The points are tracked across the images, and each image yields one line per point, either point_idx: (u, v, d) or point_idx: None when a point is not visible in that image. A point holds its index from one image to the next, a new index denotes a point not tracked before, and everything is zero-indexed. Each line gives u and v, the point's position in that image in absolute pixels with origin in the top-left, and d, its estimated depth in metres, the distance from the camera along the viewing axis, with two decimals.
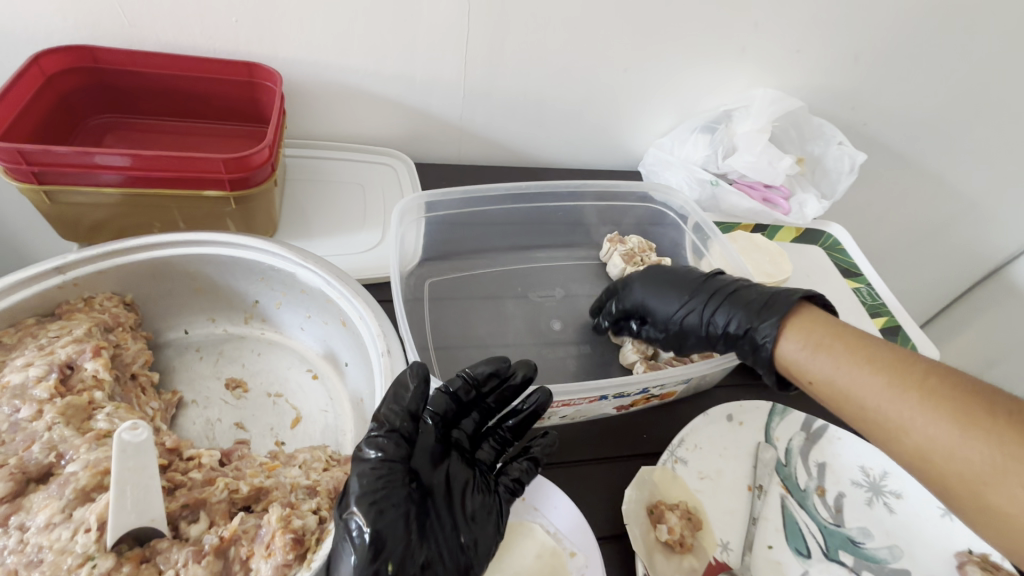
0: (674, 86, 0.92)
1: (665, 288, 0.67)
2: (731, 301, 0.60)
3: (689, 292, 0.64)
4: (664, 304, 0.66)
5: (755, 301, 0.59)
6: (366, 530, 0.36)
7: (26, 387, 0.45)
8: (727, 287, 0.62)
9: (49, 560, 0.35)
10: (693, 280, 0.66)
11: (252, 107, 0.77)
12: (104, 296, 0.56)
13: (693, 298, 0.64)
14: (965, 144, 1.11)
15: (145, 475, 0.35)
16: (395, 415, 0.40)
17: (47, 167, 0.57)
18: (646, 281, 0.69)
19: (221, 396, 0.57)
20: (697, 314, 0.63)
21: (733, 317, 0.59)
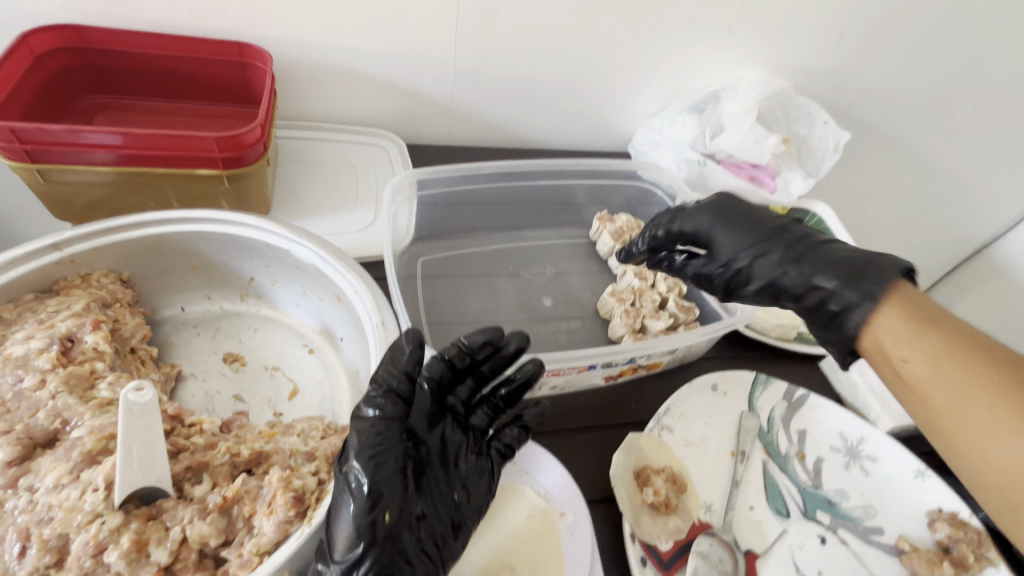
0: (663, 67, 0.93)
1: (738, 226, 0.58)
2: (818, 258, 0.53)
3: (765, 237, 0.57)
4: (738, 243, 0.57)
5: (853, 266, 0.51)
6: (365, 481, 0.38)
7: (29, 358, 0.46)
8: (814, 241, 0.55)
9: (59, 517, 0.36)
10: (770, 225, 0.58)
11: (242, 87, 0.77)
12: (101, 273, 0.57)
13: (771, 242, 0.56)
14: (947, 124, 1.13)
15: (150, 435, 0.36)
16: (393, 376, 0.43)
17: (40, 145, 0.58)
18: (719, 213, 0.60)
19: (219, 370, 0.59)
20: (771, 261, 0.55)
21: (821, 270, 0.52)
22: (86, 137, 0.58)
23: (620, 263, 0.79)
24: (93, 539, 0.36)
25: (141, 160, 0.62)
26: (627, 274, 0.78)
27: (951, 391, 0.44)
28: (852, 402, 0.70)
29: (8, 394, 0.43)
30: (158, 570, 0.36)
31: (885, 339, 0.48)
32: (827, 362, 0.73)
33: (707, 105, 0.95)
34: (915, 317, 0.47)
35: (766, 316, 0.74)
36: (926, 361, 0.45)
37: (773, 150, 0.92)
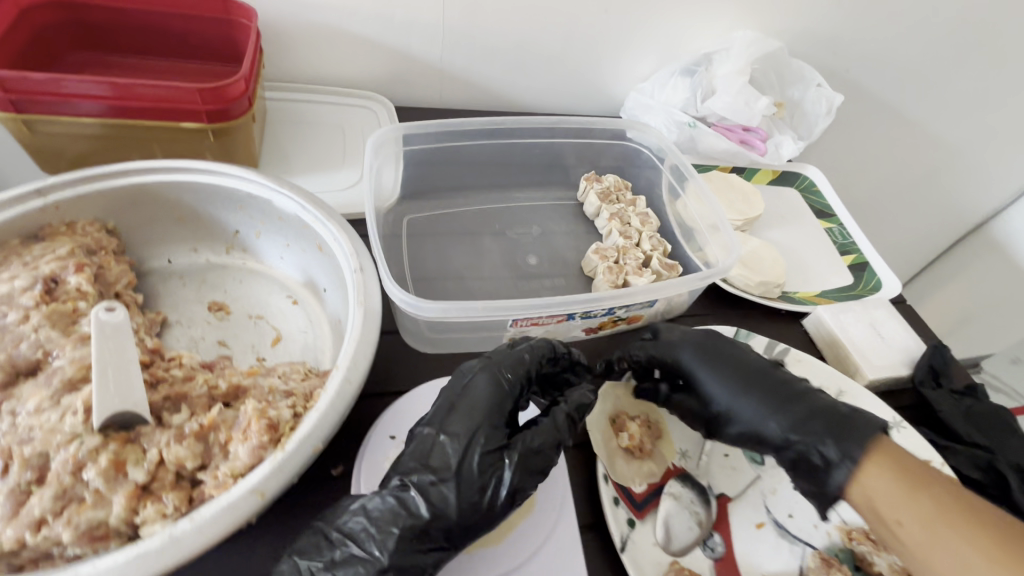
0: (654, 29, 0.90)
1: (720, 365, 0.57)
2: (801, 411, 0.53)
3: (747, 363, 0.57)
4: (719, 377, 0.57)
5: (835, 425, 0.51)
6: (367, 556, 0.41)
7: (13, 296, 0.47)
8: (806, 401, 0.53)
9: (40, 437, 0.38)
10: (754, 369, 0.56)
11: (226, 47, 0.75)
12: (86, 222, 0.58)
13: (752, 382, 0.56)
14: (949, 93, 1.08)
15: (124, 360, 0.40)
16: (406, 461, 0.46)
17: (26, 95, 0.58)
18: (701, 351, 0.58)
19: (204, 318, 0.60)
20: (755, 409, 0.54)
21: (799, 442, 0.52)
22: (71, 86, 0.59)
23: (605, 223, 0.79)
24: (72, 458, 0.37)
25: (127, 112, 0.62)
26: (612, 233, 0.78)
27: (920, 517, 0.44)
28: (832, 358, 0.70)
29: None
30: (135, 488, 0.38)
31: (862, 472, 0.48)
32: (809, 320, 0.74)
33: (700, 68, 0.92)
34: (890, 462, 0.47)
35: (748, 274, 0.74)
36: (894, 481, 0.46)
37: (764, 113, 0.90)
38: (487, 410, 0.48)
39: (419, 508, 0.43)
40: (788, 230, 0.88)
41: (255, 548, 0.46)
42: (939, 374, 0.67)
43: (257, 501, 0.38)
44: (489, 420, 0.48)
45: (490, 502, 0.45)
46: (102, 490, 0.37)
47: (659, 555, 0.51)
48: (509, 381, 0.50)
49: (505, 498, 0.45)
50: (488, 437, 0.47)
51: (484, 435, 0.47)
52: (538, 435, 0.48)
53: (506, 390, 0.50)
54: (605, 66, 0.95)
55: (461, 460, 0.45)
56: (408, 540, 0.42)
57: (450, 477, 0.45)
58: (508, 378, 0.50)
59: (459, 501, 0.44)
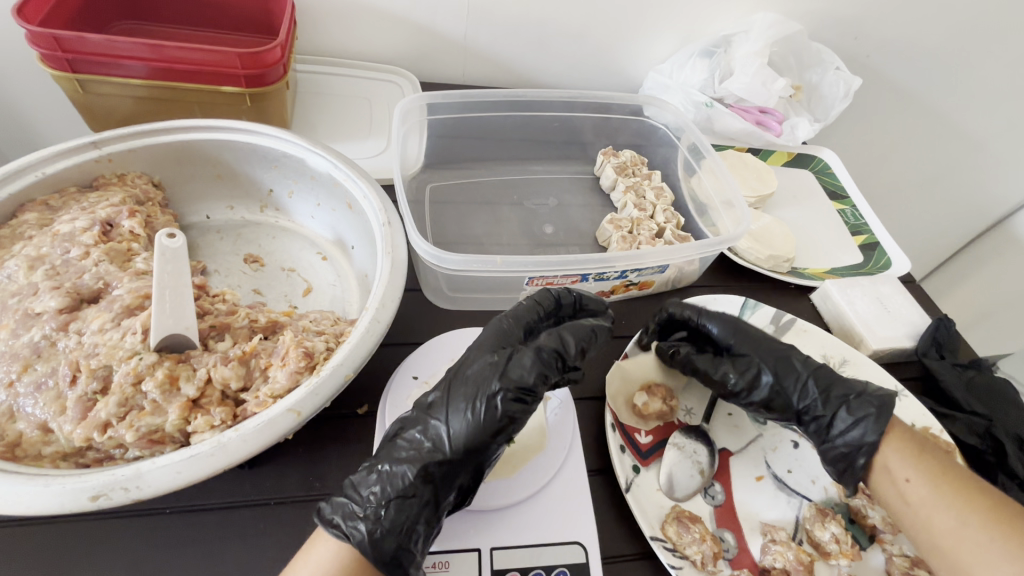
0: (676, 10, 0.91)
1: (748, 339, 0.61)
2: (829, 376, 0.58)
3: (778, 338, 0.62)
4: (757, 347, 0.61)
5: (857, 388, 0.56)
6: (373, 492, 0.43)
7: (74, 235, 0.51)
8: (826, 373, 0.58)
9: (104, 351, 0.42)
10: (776, 346, 0.61)
11: (263, 18, 0.77)
12: (135, 174, 0.62)
13: (786, 353, 0.60)
14: (976, 84, 1.05)
15: (180, 283, 0.44)
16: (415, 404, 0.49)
17: (81, 55, 0.62)
18: (727, 323, 0.63)
19: (241, 268, 0.64)
20: (795, 374, 0.58)
21: (836, 401, 0.56)
22: (123, 48, 0.62)
23: (620, 196, 0.82)
24: (132, 371, 0.41)
25: (168, 73, 0.66)
26: (627, 205, 0.80)
27: (950, 517, 0.48)
28: (838, 329, 0.72)
29: (58, 261, 0.49)
30: (187, 401, 0.42)
31: (891, 458, 0.53)
32: (816, 293, 0.76)
33: (719, 49, 0.93)
34: (919, 449, 0.52)
35: (758, 247, 0.76)
36: (927, 483, 0.50)
37: (780, 94, 0.92)
38: (483, 343, 0.50)
39: (416, 425, 0.46)
40: (801, 210, 0.89)
41: (287, 472, 0.50)
42: (942, 347, 0.69)
43: (294, 419, 0.42)
44: (481, 350, 0.49)
45: (477, 416, 0.45)
46: (159, 400, 0.41)
47: (662, 498, 0.54)
48: (510, 322, 0.52)
49: (492, 413, 0.45)
50: (481, 360, 0.48)
51: (473, 361, 0.48)
52: (522, 351, 0.48)
53: (501, 329, 0.52)
54: (626, 49, 0.96)
55: (453, 384, 0.47)
56: (406, 453, 0.45)
57: (443, 396, 0.47)
58: (508, 320, 0.52)
59: (449, 417, 0.45)
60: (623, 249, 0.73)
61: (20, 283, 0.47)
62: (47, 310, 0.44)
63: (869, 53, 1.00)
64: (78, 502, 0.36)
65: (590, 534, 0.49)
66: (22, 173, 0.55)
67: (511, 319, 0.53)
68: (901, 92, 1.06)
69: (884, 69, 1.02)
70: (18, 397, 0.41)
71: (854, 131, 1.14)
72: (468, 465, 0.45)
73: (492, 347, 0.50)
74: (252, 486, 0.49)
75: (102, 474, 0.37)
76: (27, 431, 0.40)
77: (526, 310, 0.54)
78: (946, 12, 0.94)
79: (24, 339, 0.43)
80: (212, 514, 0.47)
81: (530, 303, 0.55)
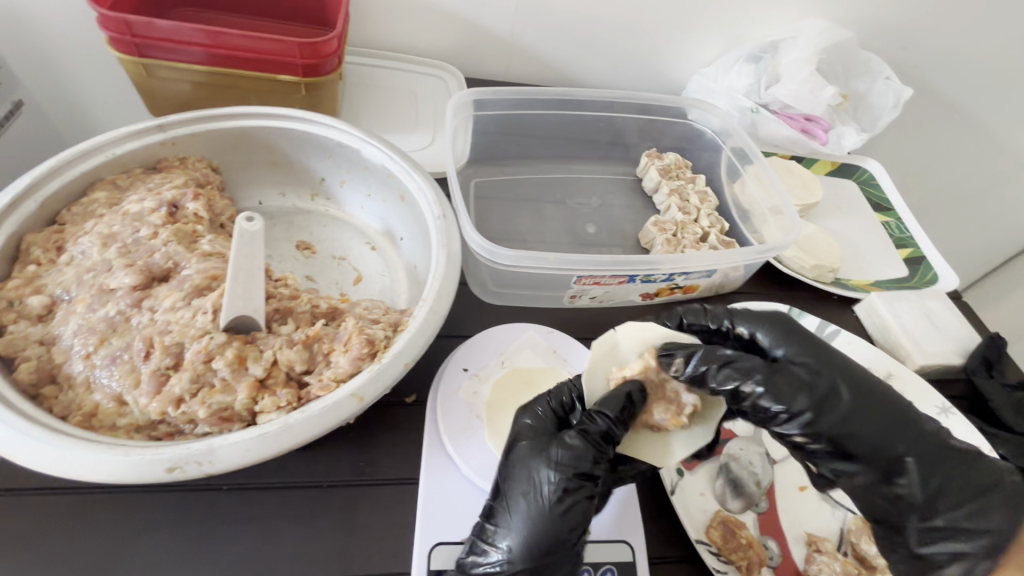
0: (726, 14, 0.89)
1: (815, 357, 0.49)
2: (844, 407, 0.46)
3: (804, 354, 0.49)
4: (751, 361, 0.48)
5: (940, 460, 0.46)
6: None
7: (143, 215, 0.53)
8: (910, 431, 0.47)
9: (177, 329, 0.44)
10: (851, 376, 0.48)
11: (316, 9, 0.77)
12: (195, 158, 0.63)
13: (785, 375, 0.47)
14: None
15: (253, 263, 0.46)
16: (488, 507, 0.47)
17: (147, 40, 0.63)
18: (791, 333, 0.51)
19: (293, 255, 0.66)
20: (795, 399, 0.46)
21: (845, 441, 0.45)
22: (188, 34, 0.62)
23: (664, 199, 0.82)
24: (203, 349, 0.43)
25: (228, 61, 0.66)
26: (671, 208, 0.80)
27: None
28: (882, 342, 0.71)
29: (128, 240, 0.51)
30: (255, 381, 0.44)
31: None
32: (860, 305, 0.75)
33: (766, 55, 0.92)
34: None
35: (803, 256, 0.75)
36: None
37: (828, 102, 0.90)
38: (508, 442, 0.48)
39: (479, 536, 0.45)
40: (845, 221, 0.88)
41: (339, 456, 0.51)
42: (993, 366, 0.68)
43: (356, 404, 0.43)
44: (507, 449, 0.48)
45: (532, 511, 0.44)
46: (228, 379, 0.43)
47: (706, 503, 0.53)
48: (529, 412, 0.49)
49: (548, 501, 0.44)
50: (511, 457, 0.47)
51: (504, 460, 0.47)
52: (557, 441, 0.46)
53: (521, 422, 0.49)
54: (673, 53, 0.95)
55: (497, 488, 0.46)
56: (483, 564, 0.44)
57: (502, 502, 0.46)
58: (529, 407, 0.50)
59: (501, 520, 0.44)
60: (668, 251, 0.73)
61: (95, 259, 0.49)
62: (122, 287, 0.47)
63: (918, 64, 0.98)
64: (154, 473, 0.37)
65: (636, 533, 0.49)
66: (92, 153, 0.56)
67: (528, 408, 0.50)
68: (948, 105, 1.04)
69: (932, 80, 1.00)
70: (95, 369, 0.43)
71: (898, 142, 1.12)
72: (546, 559, 0.43)
73: (520, 438, 0.48)
74: (305, 468, 0.50)
75: (177, 446, 0.38)
76: (102, 402, 0.42)
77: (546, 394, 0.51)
78: (1001, 25, 0.92)
79: (100, 314, 0.45)
80: (267, 493, 0.48)
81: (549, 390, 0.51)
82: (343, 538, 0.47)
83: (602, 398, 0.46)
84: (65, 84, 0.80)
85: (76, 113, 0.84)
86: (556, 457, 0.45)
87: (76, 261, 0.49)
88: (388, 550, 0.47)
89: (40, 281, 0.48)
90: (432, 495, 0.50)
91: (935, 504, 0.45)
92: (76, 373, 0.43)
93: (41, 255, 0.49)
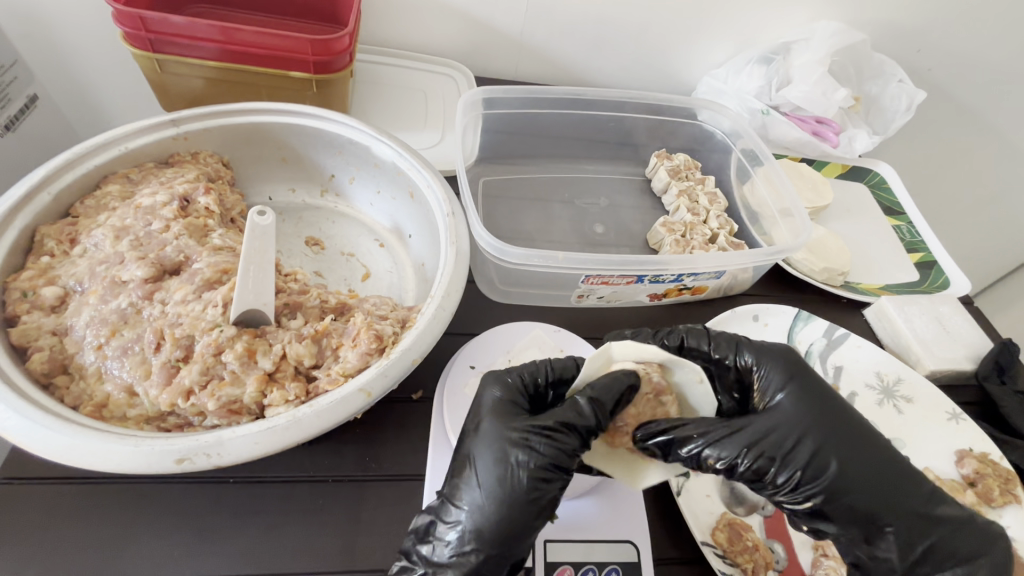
0: (738, 15, 0.89)
1: (818, 410, 0.46)
2: (840, 469, 0.44)
3: (808, 405, 0.46)
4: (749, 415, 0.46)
5: (922, 517, 0.44)
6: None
7: (155, 208, 0.53)
8: (900, 488, 0.45)
9: (188, 321, 0.45)
10: (850, 429, 0.46)
11: (327, 6, 0.77)
12: (207, 153, 0.63)
13: (784, 433, 0.45)
14: None
15: (263, 258, 0.48)
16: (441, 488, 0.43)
17: (160, 35, 0.63)
18: (794, 378, 0.47)
19: (303, 251, 0.66)
20: (791, 460, 0.44)
21: (838, 506, 0.44)
22: (200, 30, 0.63)
23: (673, 199, 0.81)
24: (213, 342, 0.44)
25: (240, 56, 0.66)
26: (680, 209, 0.80)
27: None
28: (892, 346, 0.71)
29: (140, 233, 0.51)
30: (264, 374, 0.44)
31: None
32: (870, 309, 0.74)
33: (778, 56, 0.91)
34: None
35: (813, 258, 0.75)
36: None
37: (840, 104, 0.90)
38: (473, 418, 0.44)
39: (439, 515, 0.41)
40: (855, 224, 0.88)
41: (345, 451, 0.51)
42: (1004, 372, 0.66)
43: (364, 399, 0.43)
44: (472, 425, 0.44)
45: (498, 493, 0.40)
46: (238, 371, 0.44)
47: (712, 505, 0.52)
48: (497, 385, 0.46)
49: (518, 485, 0.40)
50: (477, 434, 0.43)
51: (469, 436, 0.44)
52: (529, 422, 0.42)
53: (488, 398, 0.45)
54: (684, 53, 0.94)
55: (461, 465, 0.43)
56: (442, 546, 0.40)
57: (456, 481, 0.42)
58: (497, 380, 0.46)
59: (464, 499, 0.41)
60: (677, 252, 0.73)
61: (107, 251, 0.49)
62: (134, 279, 0.47)
63: (931, 67, 0.97)
64: (164, 464, 0.38)
65: (642, 533, 0.49)
66: (106, 148, 0.56)
67: (496, 382, 0.46)
68: (960, 108, 1.03)
69: (946, 83, 0.99)
70: (106, 360, 0.44)
71: (910, 145, 1.11)
72: (510, 545, 0.40)
73: (489, 414, 0.44)
74: (311, 462, 0.50)
75: (186, 438, 0.39)
76: (113, 393, 0.43)
77: (517, 372, 0.47)
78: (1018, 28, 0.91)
79: (112, 306, 0.46)
80: (273, 486, 0.48)
81: (517, 368, 0.48)
82: (348, 532, 0.47)
83: (601, 388, 0.43)
84: (79, 78, 0.81)
85: (90, 106, 0.85)
86: (532, 441, 0.42)
87: (89, 253, 0.50)
88: (393, 545, 0.47)
89: (54, 272, 0.48)
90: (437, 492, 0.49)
91: (912, 561, 0.44)
92: (88, 364, 0.44)
93: (55, 246, 0.50)
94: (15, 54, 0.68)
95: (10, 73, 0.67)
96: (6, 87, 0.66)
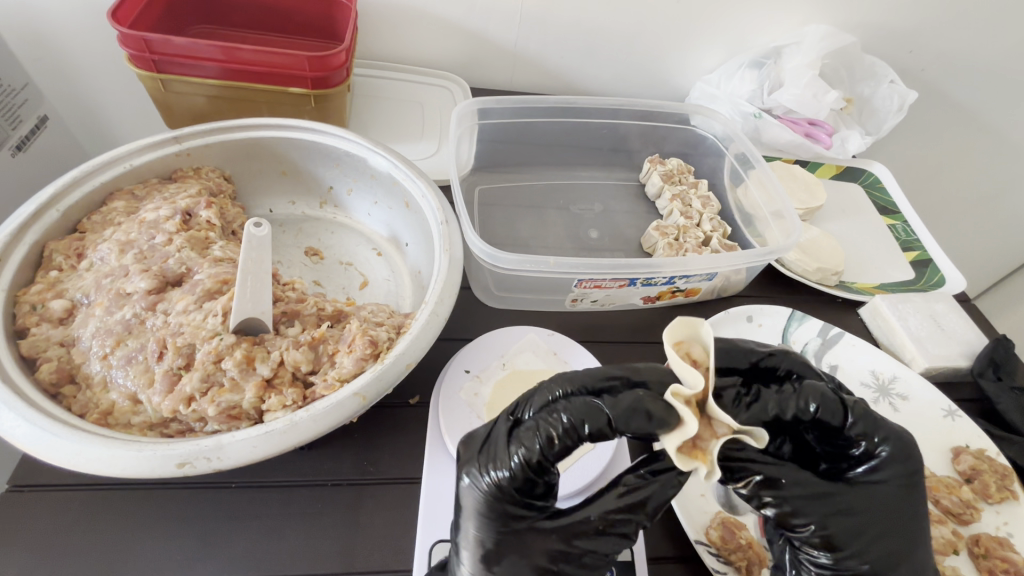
0: (729, 21, 0.90)
1: (895, 524, 0.43)
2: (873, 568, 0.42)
3: (899, 502, 0.43)
4: (818, 487, 0.43)
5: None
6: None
7: (158, 223, 0.55)
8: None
9: (189, 330, 0.47)
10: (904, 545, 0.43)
11: (326, 24, 0.80)
12: (209, 168, 0.65)
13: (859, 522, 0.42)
14: None
15: (261, 268, 0.48)
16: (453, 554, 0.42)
17: (164, 56, 0.65)
18: (898, 485, 0.43)
19: (302, 261, 0.68)
20: (841, 536, 0.42)
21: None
22: (201, 50, 0.65)
23: (667, 203, 0.82)
24: (214, 350, 0.46)
25: (240, 74, 0.68)
26: (674, 213, 0.81)
27: None
28: (887, 344, 0.71)
29: (144, 246, 0.53)
30: (262, 380, 0.46)
31: None
32: (865, 308, 0.74)
33: (769, 60, 0.92)
34: None
35: (806, 259, 0.75)
36: None
37: (831, 106, 0.90)
38: (492, 482, 0.40)
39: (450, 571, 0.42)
40: (850, 223, 0.88)
41: (343, 455, 0.52)
42: (999, 367, 0.66)
43: (359, 403, 0.44)
44: (498, 492, 0.40)
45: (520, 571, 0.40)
46: (237, 378, 0.45)
47: (706, 504, 0.53)
48: (534, 445, 0.40)
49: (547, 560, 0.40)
50: (514, 498, 0.40)
51: (490, 496, 0.40)
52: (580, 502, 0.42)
53: (522, 463, 0.39)
54: (676, 59, 0.95)
55: (500, 527, 0.40)
56: None
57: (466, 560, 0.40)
58: (532, 438, 0.40)
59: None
60: (670, 254, 0.74)
61: (113, 265, 0.51)
62: (138, 291, 0.49)
63: (924, 67, 0.97)
64: (166, 468, 0.39)
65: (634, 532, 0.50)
66: (111, 164, 0.58)
67: (534, 445, 0.40)
68: (955, 107, 1.03)
69: (939, 83, 0.99)
70: (112, 369, 0.46)
71: (906, 145, 1.11)
72: None
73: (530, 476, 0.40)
74: (310, 467, 0.51)
75: (187, 443, 0.40)
76: (118, 401, 0.45)
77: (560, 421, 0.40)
78: (1010, 27, 0.91)
79: (117, 317, 0.47)
80: (273, 491, 0.49)
81: (554, 415, 0.41)
82: (346, 535, 0.48)
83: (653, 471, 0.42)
84: (88, 97, 0.83)
85: (97, 124, 0.87)
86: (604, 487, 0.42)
87: (95, 267, 0.52)
88: (390, 545, 0.48)
89: (61, 286, 0.50)
90: (433, 494, 0.50)
91: None
92: (94, 373, 0.46)
93: (64, 261, 0.52)
94: (26, 77, 0.71)
95: (22, 95, 0.70)
96: (17, 108, 0.68)
